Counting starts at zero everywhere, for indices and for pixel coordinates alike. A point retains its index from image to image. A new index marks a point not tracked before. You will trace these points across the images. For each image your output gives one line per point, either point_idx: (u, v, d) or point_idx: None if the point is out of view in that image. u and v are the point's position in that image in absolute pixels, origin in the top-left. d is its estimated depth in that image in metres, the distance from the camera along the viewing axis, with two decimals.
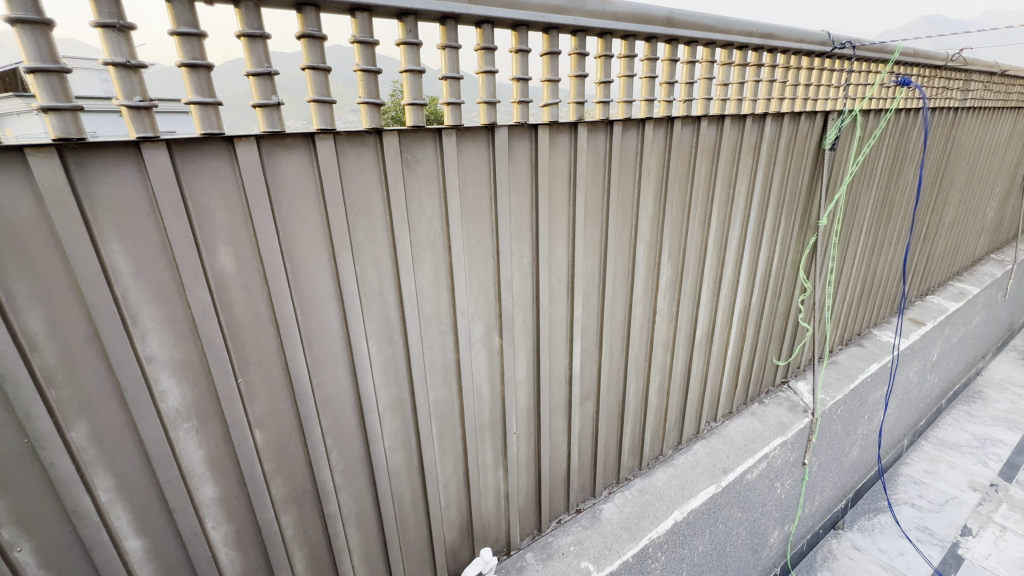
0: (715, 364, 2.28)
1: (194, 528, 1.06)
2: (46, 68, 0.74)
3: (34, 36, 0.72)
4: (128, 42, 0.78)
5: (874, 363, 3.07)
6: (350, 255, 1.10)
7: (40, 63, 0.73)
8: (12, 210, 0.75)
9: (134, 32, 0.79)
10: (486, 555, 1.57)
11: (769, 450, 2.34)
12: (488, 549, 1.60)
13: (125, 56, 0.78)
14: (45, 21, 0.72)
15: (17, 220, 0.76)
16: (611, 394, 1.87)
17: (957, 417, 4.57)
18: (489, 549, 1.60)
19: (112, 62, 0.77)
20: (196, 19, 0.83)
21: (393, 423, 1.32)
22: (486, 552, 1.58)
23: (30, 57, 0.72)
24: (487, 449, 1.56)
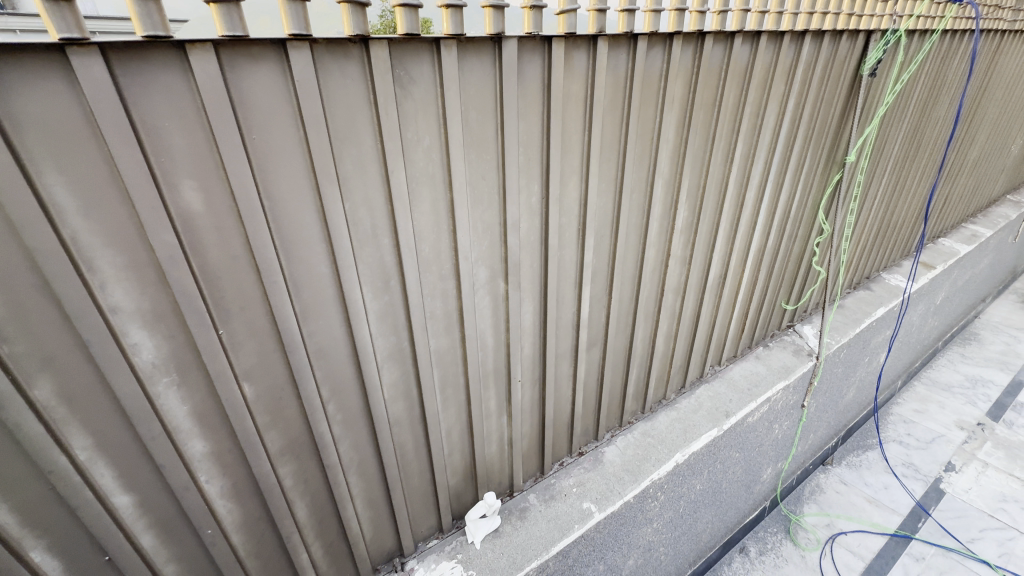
0: (724, 309, 2.20)
1: (187, 484, 1.01)
2: None
3: None
4: None
5: (880, 307, 3.02)
6: (337, 192, 0.96)
7: None
8: None
9: None
10: (489, 501, 1.64)
11: (771, 394, 2.34)
12: (491, 493, 1.66)
13: None
14: None
15: None
16: (619, 340, 1.81)
17: (950, 358, 4.62)
18: (491, 493, 1.66)
19: None
20: None
21: (393, 373, 1.24)
22: (489, 498, 1.64)
23: None
24: (491, 396, 1.51)
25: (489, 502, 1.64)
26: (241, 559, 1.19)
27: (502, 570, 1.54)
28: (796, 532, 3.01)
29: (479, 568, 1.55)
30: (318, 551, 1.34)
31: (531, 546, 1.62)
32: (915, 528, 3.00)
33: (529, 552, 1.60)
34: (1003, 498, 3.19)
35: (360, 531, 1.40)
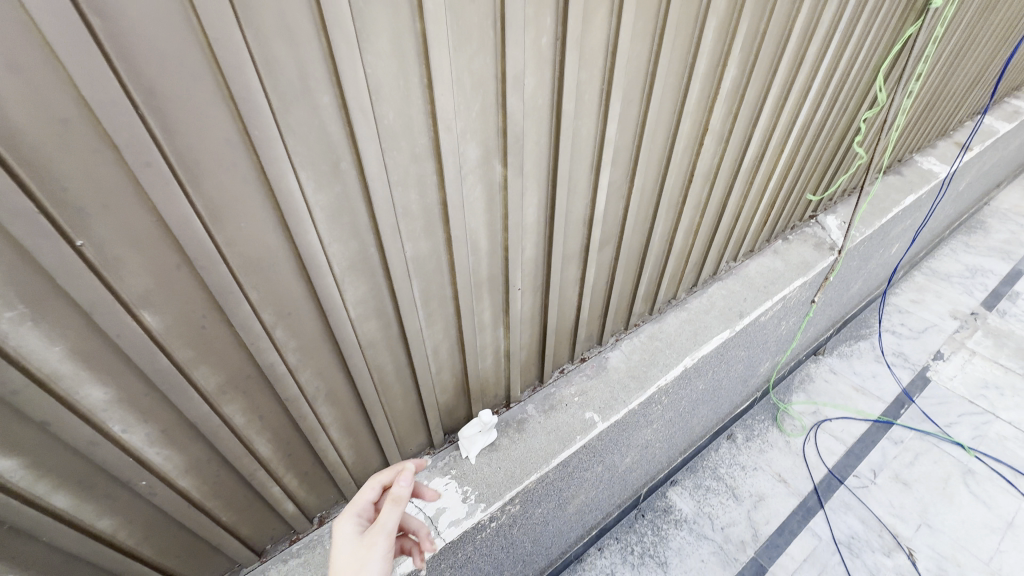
0: (752, 197, 1.90)
1: (94, 438, 0.77)
2: None
3: None
4: None
5: (909, 196, 2.74)
6: (226, 4, 0.57)
7: None
8: None
9: None
10: (485, 421, 1.48)
11: (787, 292, 2.15)
12: (487, 412, 1.48)
13: None
14: None
15: None
16: (635, 236, 1.52)
17: (954, 247, 4.47)
18: (488, 413, 1.48)
19: None
20: None
21: (359, 287, 0.96)
22: (485, 418, 1.47)
23: None
24: (485, 307, 1.25)
25: (484, 422, 1.48)
26: (197, 502, 1.01)
27: (499, 486, 1.45)
28: (783, 418, 3.06)
29: (475, 484, 1.45)
30: (292, 482, 1.18)
31: (530, 459, 1.52)
32: (898, 414, 3.07)
33: (528, 466, 1.50)
34: (985, 385, 3.26)
35: (339, 458, 1.23)
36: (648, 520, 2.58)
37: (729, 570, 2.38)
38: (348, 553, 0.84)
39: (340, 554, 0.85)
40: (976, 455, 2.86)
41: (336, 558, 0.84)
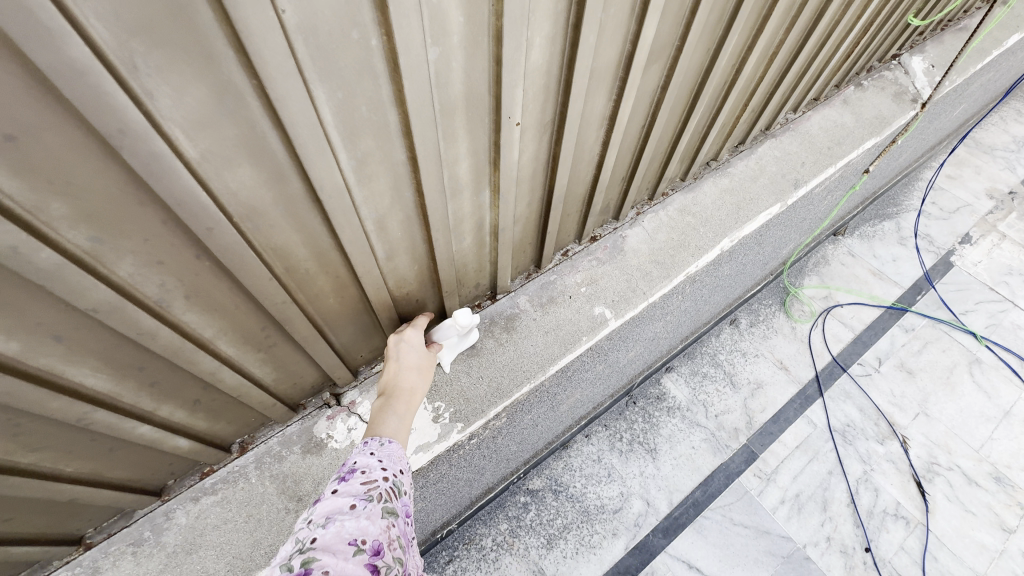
0: (854, 9, 1.32)
1: None
2: None
3: None
4: None
5: (1014, 35, 2.12)
6: None
7: None
8: None
9: None
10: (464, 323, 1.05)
11: (854, 157, 1.67)
12: (466, 312, 1.04)
13: None
14: None
15: None
16: (696, 50, 0.97)
17: (1004, 115, 3.89)
18: (466, 313, 1.04)
19: None
20: None
21: (187, 91, 0.45)
22: (463, 321, 1.04)
23: None
24: (461, 156, 0.76)
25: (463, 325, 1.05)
26: None
27: (482, 402, 1.12)
28: (792, 303, 2.79)
29: (449, 399, 1.11)
30: (177, 414, 0.80)
31: (522, 366, 1.16)
32: (913, 300, 2.84)
33: (520, 375, 1.15)
34: (1009, 271, 3.00)
35: (246, 380, 0.84)
36: (640, 407, 2.41)
37: (720, 457, 2.30)
38: (424, 347, 1.00)
39: (415, 343, 1.00)
40: (987, 344, 2.70)
41: (408, 344, 0.99)
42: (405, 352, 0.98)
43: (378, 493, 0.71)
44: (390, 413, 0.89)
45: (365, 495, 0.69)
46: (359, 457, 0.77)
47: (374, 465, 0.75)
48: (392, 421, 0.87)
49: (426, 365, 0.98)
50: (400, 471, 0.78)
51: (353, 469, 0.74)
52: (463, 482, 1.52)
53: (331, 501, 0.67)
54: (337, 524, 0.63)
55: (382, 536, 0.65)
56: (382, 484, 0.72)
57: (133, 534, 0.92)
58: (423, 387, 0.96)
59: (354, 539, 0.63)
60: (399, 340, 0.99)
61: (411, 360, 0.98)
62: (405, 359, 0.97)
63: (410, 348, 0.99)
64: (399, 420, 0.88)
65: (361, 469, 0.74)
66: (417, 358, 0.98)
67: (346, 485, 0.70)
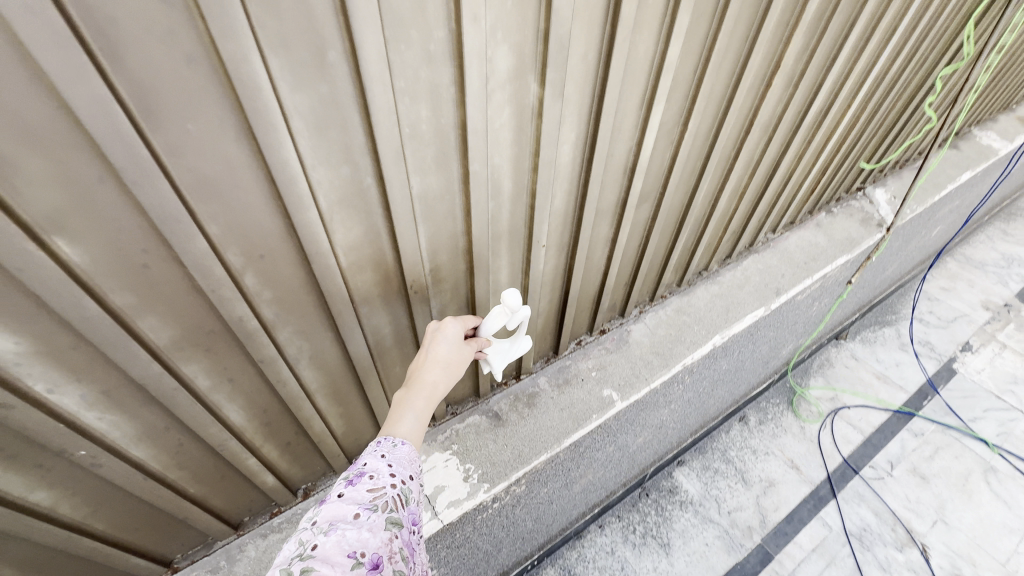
0: (807, 159, 1.69)
1: (6, 400, 0.61)
2: None
3: None
4: None
5: (966, 173, 2.49)
6: None
7: None
8: None
9: None
10: (510, 307, 0.93)
11: (830, 270, 1.95)
12: (514, 294, 0.92)
13: None
14: None
15: None
16: (676, 193, 1.31)
17: (990, 234, 4.21)
18: (514, 295, 0.92)
19: None
20: None
21: (352, 229, 0.76)
22: (510, 304, 0.92)
23: None
24: (503, 267, 1.07)
25: (510, 308, 0.93)
26: (155, 473, 0.87)
27: (506, 465, 1.30)
28: (799, 403, 2.91)
29: (478, 462, 1.31)
30: (272, 452, 1.04)
31: (541, 438, 1.36)
32: (920, 405, 2.93)
33: (538, 444, 1.35)
34: (1013, 380, 3.09)
35: (326, 429, 1.07)
36: (652, 500, 2.47)
37: (734, 556, 2.30)
38: (455, 344, 0.94)
39: (449, 339, 0.94)
40: (1000, 452, 2.73)
41: (441, 339, 0.94)
42: (439, 346, 0.93)
43: (384, 502, 0.70)
44: (406, 408, 0.84)
45: (371, 504, 0.69)
46: (368, 460, 0.76)
47: (383, 470, 0.74)
48: (406, 419, 0.83)
49: (453, 363, 0.92)
50: (409, 476, 0.76)
51: (362, 472, 0.73)
52: (482, 554, 1.62)
53: (336, 505, 0.68)
54: (338, 534, 0.64)
55: (383, 548, 0.66)
56: (390, 492, 0.72)
57: (212, 562, 1.10)
58: (445, 384, 0.89)
59: (353, 551, 0.63)
60: (433, 334, 0.95)
61: (439, 354, 0.92)
62: (433, 353, 0.92)
63: (442, 342, 0.93)
64: (416, 420, 0.83)
65: (369, 473, 0.73)
66: (445, 355, 0.92)
67: (352, 490, 0.71)
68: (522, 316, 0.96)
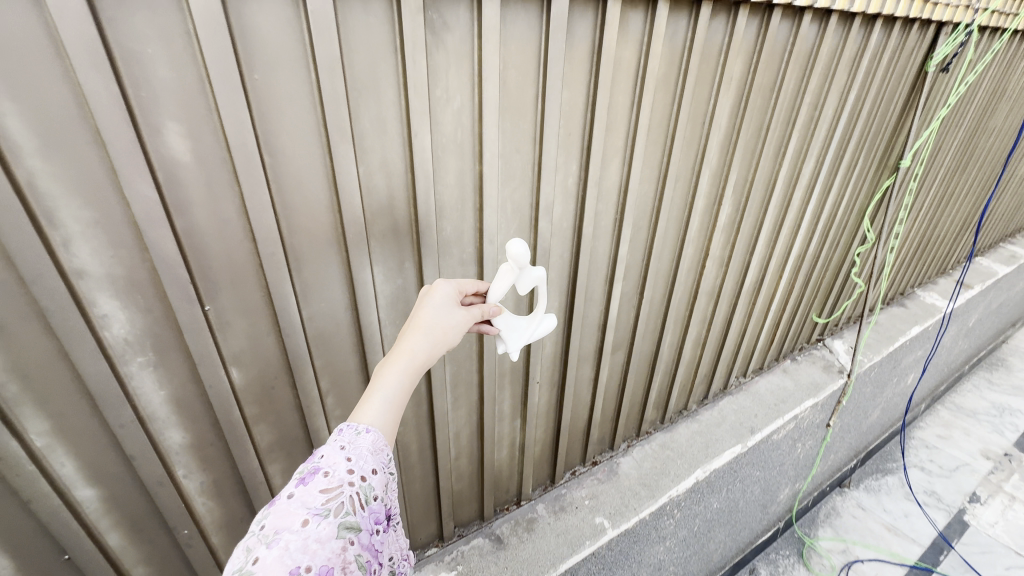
0: (757, 316, 2.07)
1: (161, 479, 0.89)
2: None
3: None
4: None
5: (915, 327, 2.85)
6: (351, 166, 0.83)
7: None
8: None
9: None
10: (517, 261, 0.91)
11: (799, 411, 2.18)
12: (520, 242, 0.89)
13: None
14: None
15: None
16: (644, 343, 1.67)
17: (977, 383, 4.39)
18: (519, 243, 0.90)
19: None
20: None
21: None
22: (516, 257, 0.90)
23: None
24: (506, 398, 1.37)
25: (517, 260, 0.90)
26: (221, 562, 1.07)
27: None
28: (809, 556, 2.84)
29: None
30: None
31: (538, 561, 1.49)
32: (936, 560, 2.83)
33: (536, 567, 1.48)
34: None
35: None
36: None
37: None
38: (445, 312, 0.83)
39: (439, 305, 0.83)
40: None
41: (431, 303, 0.83)
42: (428, 309, 0.82)
43: (338, 505, 0.63)
44: (383, 385, 0.73)
45: (321, 509, 0.62)
46: (325, 451, 0.67)
47: (340, 467, 0.65)
48: (382, 397, 0.72)
49: (441, 334, 0.80)
50: (373, 470, 0.68)
51: (316, 469, 0.65)
52: None
53: (284, 508, 0.61)
54: (281, 546, 0.58)
55: (334, 559, 0.60)
56: (347, 492, 0.64)
57: None
58: (428, 354, 0.78)
59: (296, 566, 0.57)
60: (423, 297, 0.84)
61: (425, 319, 0.80)
62: (419, 318, 0.80)
63: (430, 308, 0.82)
64: (392, 398, 0.73)
65: (324, 470, 0.65)
66: (433, 321, 0.81)
67: (304, 490, 0.63)
68: (530, 272, 0.94)
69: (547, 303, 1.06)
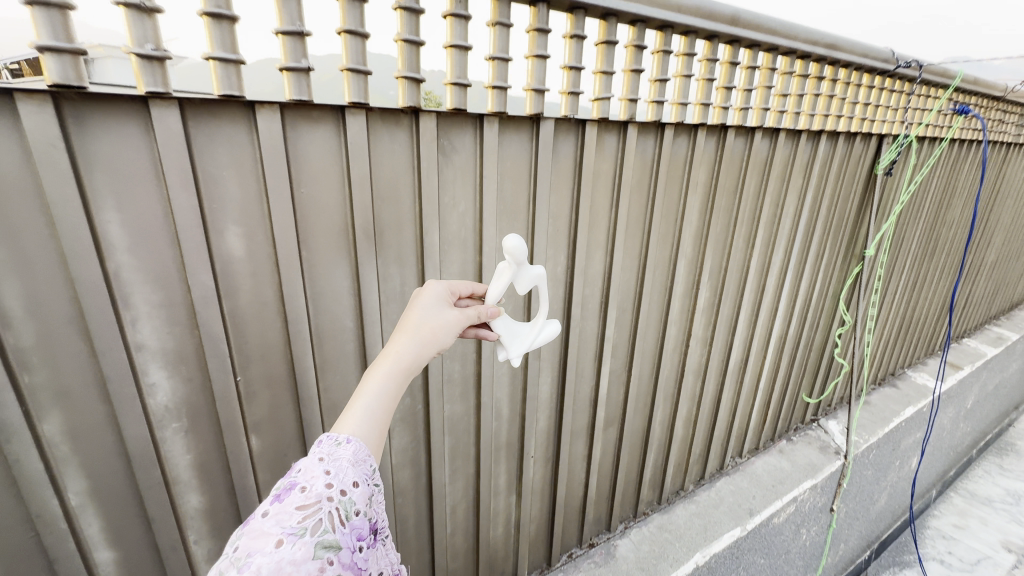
0: (746, 395, 2.14)
1: (174, 542, 0.94)
2: (59, 48, 0.62)
3: (50, 15, 0.61)
4: (153, 25, 0.67)
5: (908, 407, 2.88)
6: (371, 259, 0.99)
7: (52, 42, 0.62)
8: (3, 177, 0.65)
9: (159, 15, 0.68)
10: (516, 257, 0.94)
11: (798, 493, 2.17)
12: (516, 238, 0.93)
13: (150, 42, 0.68)
14: (66, 3, 0.62)
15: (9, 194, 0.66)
16: (636, 420, 1.74)
17: (988, 469, 4.28)
18: (516, 239, 0.93)
19: (136, 50, 0.66)
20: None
21: (403, 436, 1.19)
22: (515, 254, 0.94)
23: (42, 33, 0.61)
24: (501, 471, 1.43)
25: (515, 255, 0.94)
26: None
27: None
28: None
29: None
30: None
31: None
32: None
33: None
34: None
35: None
36: None
37: None
38: (435, 313, 0.83)
39: (429, 308, 0.83)
40: None
41: (421, 305, 0.83)
42: (418, 311, 0.83)
43: (316, 522, 0.58)
44: (370, 388, 0.72)
45: (298, 527, 0.57)
46: (303, 464, 0.63)
47: (318, 481, 0.62)
48: (369, 401, 0.71)
49: (429, 335, 0.80)
50: (354, 483, 0.64)
51: (293, 484, 0.61)
52: None
53: (257, 529, 0.56)
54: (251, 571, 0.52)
55: None
56: (326, 508, 0.60)
57: None
58: (417, 356, 0.77)
59: None
60: (414, 300, 0.85)
61: (413, 320, 0.80)
62: (408, 320, 0.80)
63: (419, 311, 0.82)
64: (379, 402, 0.71)
65: (301, 485, 0.61)
66: (422, 322, 0.80)
67: (279, 508, 0.59)
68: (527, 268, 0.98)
69: (548, 307, 1.10)
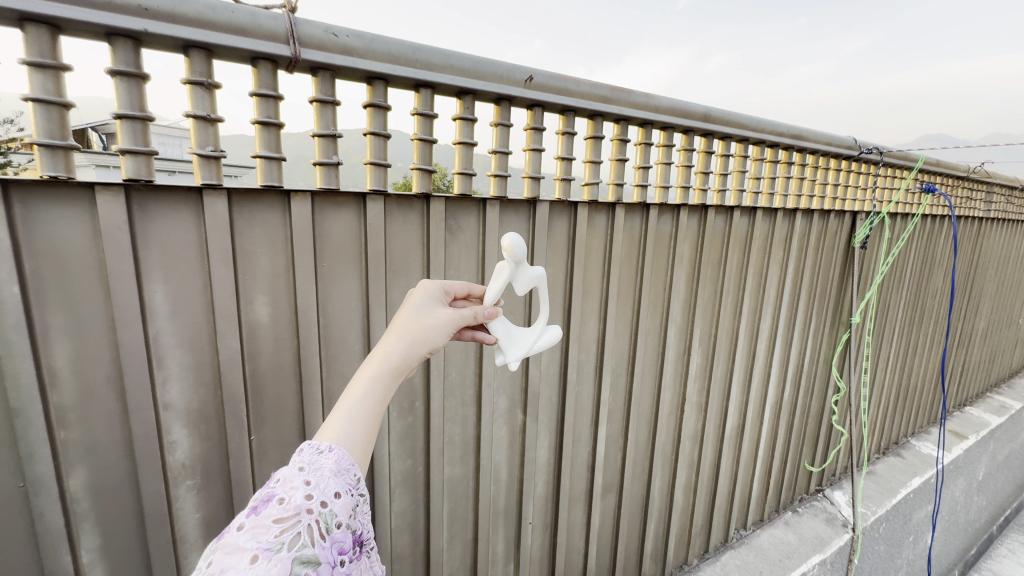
0: (746, 462, 2.13)
1: None
2: (137, 151, 0.77)
3: (133, 127, 0.76)
4: (214, 132, 0.82)
5: (915, 478, 2.83)
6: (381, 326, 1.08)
7: (132, 146, 0.77)
8: (73, 255, 0.76)
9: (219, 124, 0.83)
10: (514, 255, 0.99)
11: (806, 569, 2.10)
12: (515, 237, 0.99)
13: (210, 146, 0.82)
14: (147, 117, 0.77)
15: (76, 269, 0.77)
16: (635, 486, 1.74)
17: (1012, 546, 4.07)
18: (515, 238, 0.99)
19: (197, 152, 0.81)
20: (277, 110, 0.87)
21: (403, 499, 1.21)
22: (513, 252, 0.99)
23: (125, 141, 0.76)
24: (500, 538, 1.42)
25: (513, 253, 0.99)
26: None
27: None
28: None
29: None
30: None
31: None
32: None
33: None
34: None
35: None
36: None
37: None
38: (426, 314, 0.82)
39: (421, 309, 0.83)
40: None
41: (413, 306, 0.83)
42: (408, 310, 0.82)
43: (293, 536, 0.55)
44: (358, 390, 0.70)
45: (274, 541, 0.54)
46: (282, 474, 0.60)
47: (297, 492, 0.59)
48: (356, 403, 0.69)
49: (420, 334, 0.79)
50: (335, 493, 0.61)
51: (271, 496, 0.58)
52: None
53: (232, 543, 0.53)
54: None
55: None
56: (305, 520, 0.57)
57: None
58: (407, 354, 0.76)
59: None
60: (406, 301, 0.84)
61: (404, 320, 0.79)
62: (398, 321, 0.79)
63: (411, 312, 0.81)
64: (367, 403, 0.69)
65: (279, 497, 0.58)
66: (413, 322, 0.80)
67: (255, 521, 0.55)
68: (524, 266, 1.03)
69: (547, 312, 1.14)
